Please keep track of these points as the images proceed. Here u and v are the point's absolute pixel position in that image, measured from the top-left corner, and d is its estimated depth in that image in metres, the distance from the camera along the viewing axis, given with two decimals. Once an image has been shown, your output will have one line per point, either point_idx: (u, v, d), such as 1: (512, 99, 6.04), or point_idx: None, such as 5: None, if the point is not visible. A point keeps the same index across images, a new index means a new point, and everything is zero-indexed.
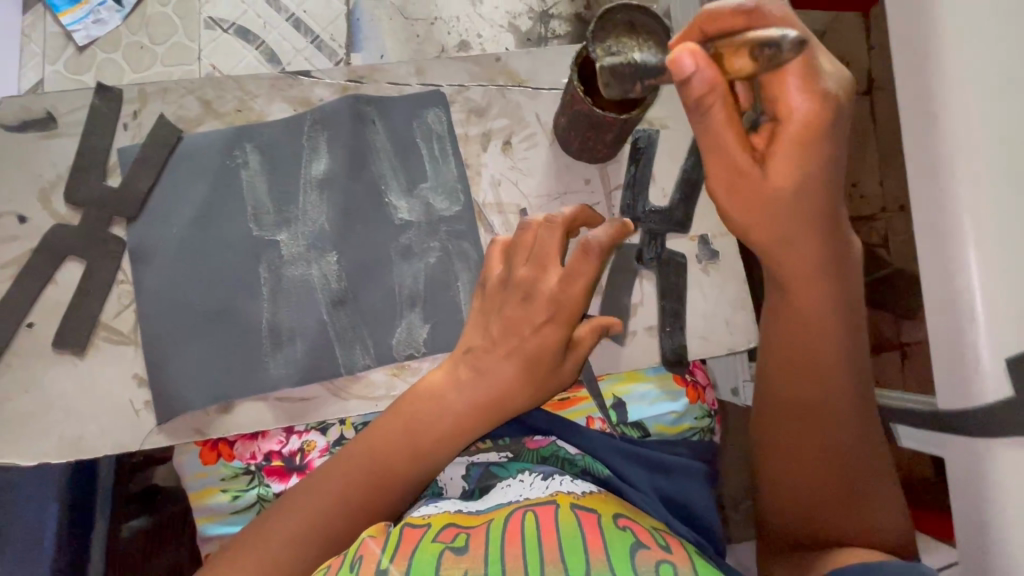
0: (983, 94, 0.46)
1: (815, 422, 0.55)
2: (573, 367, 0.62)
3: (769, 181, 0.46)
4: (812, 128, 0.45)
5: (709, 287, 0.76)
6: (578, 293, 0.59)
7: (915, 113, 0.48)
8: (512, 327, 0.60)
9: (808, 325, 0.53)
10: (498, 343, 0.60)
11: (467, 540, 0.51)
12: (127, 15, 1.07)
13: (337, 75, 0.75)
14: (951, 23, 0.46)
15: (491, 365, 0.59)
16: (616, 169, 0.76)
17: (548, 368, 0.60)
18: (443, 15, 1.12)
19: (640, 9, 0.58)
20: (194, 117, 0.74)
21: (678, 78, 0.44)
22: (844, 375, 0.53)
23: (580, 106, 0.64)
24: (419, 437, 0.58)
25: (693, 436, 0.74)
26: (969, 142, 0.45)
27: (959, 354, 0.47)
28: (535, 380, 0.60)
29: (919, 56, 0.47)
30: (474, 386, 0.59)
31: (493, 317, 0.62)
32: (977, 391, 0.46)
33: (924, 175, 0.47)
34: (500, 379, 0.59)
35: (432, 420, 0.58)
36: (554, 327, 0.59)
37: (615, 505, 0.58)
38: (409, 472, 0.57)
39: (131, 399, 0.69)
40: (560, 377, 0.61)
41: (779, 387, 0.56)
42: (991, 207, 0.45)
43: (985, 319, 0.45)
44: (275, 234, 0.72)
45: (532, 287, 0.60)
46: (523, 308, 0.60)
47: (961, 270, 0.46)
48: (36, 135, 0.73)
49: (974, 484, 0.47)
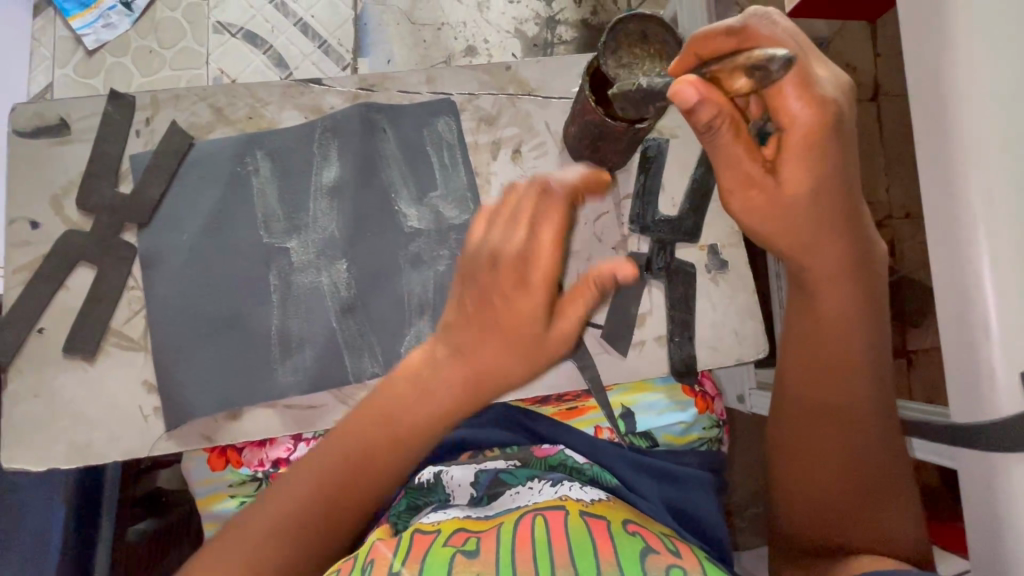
0: (1002, 93, 0.42)
1: (832, 426, 0.55)
2: (568, 334, 0.46)
3: (782, 189, 0.46)
4: (818, 133, 0.44)
5: (718, 297, 0.75)
6: (553, 248, 0.46)
7: (924, 105, 0.45)
8: (484, 298, 0.46)
9: (825, 327, 0.53)
10: (468, 318, 0.47)
11: (478, 543, 0.51)
12: (137, 20, 1.07)
13: (349, 84, 0.76)
14: (963, 9, 0.43)
15: (467, 339, 0.47)
16: (626, 178, 0.76)
17: (529, 343, 0.46)
18: (450, 20, 1.12)
19: (651, 18, 0.57)
20: (205, 124, 0.74)
21: (683, 109, 0.44)
22: (860, 377, 0.53)
23: (591, 116, 0.64)
24: (394, 417, 0.49)
25: (701, 446, 0.74)
26: (979, 135, 0.42)
27: (971, 370, 0.44)
28: (519, 356, 0.46)
29: (933, 41, 0.44)
30: (450, 365, 0.48)
31: (465, 282, 0.48)
32: (988, 409, 0.44)
33: (935, 170, 0.45)
34: (475, 357, 0.47)
35: (406, 406, 0.49)
36: (529, 297, 0.45)
37: (624, 511, 0.58)
38: (383, 461, 0.50)
39: (141, 405, 0.69)
40: (553, 351, 0.47)
41: (796, 391, 0.56)
42: (1006, 205, 0.42)
43: (999, 327, 0.43)
44: (285, 241, 0.72)
45: (499, 249, 0.46)
46: (487, 272, 0.46)
47: (976, 272, 0.43)
48: (48, 141, 0.73)
49: (987, 507, 0.45)
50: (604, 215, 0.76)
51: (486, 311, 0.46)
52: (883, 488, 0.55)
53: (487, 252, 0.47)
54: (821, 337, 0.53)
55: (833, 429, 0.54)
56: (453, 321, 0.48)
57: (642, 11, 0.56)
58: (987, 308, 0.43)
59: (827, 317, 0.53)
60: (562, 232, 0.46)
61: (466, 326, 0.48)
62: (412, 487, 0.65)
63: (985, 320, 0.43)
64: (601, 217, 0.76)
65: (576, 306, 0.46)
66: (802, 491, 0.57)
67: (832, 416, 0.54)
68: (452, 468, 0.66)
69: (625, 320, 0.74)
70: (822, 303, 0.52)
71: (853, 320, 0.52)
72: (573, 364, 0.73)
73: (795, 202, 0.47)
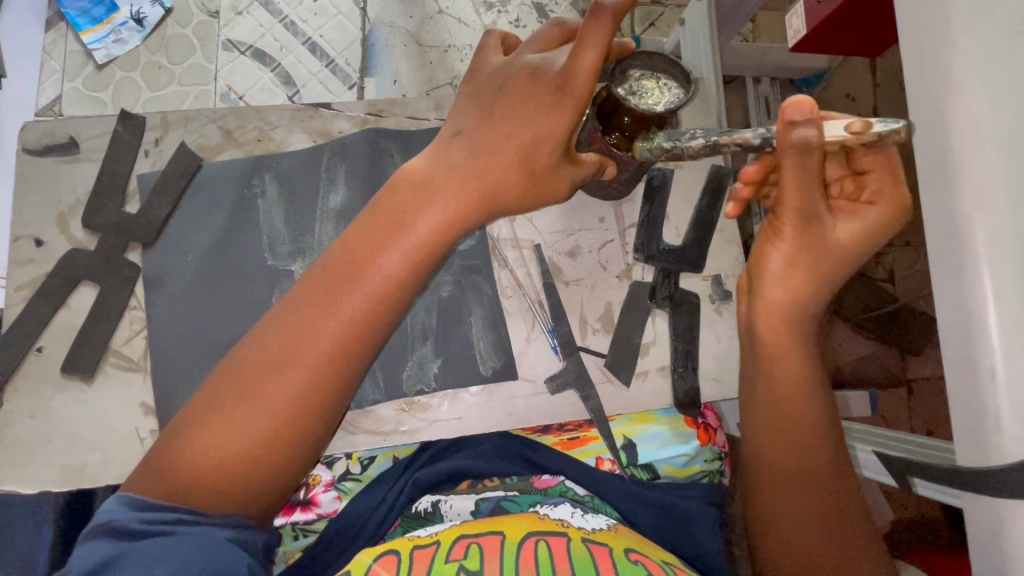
0: (999, 115, 0.41)
1: (803, 483, 0.55)
2: (570, 176, 0.57)
3: (834, 239, 0.51)
4: (881, 214, 0.50)
5: (722, 327, 0.75)
6: (590, 75, 0.50)
7: (926, 132, 0.44)
8: (517, 105, 0.54)
9: (774, 393, 0.55)
10: (498, 123, 0.54)
11: (480, 562, 0.50)
12: (148, 35, 1.09)
13: (357, 109, 0.77)
14: (964, 39, 0.42)
15: (488, 148, 0.54)
16: (631, 207, 0.77)
17: (546, 170, 0.55)
18: (456, 42, 1.14)
19: (655, 55, 0.57)
20: (214, 146, 0.75)
21: (784, 121, 0.46)
22: (813, 417, 0.55)
23: (596, 145, 0.62)
24: (373, 240, 0.52)
25: (703, 479, 0.73)
26: (979, 162, 0.41)
27: (977, 412, 0.42)
28: (533, 176, 0.55)
29: (937, 70, 0.43)
30: (466, 175, 0.54)
31: (491, 97, 0.55)
32: (997, 454, 0.42)
33: (936, 197, 0.43)
34: (493, 164, 0.54)
35: (415, 206, 0.53)
36: (560, 114, 0.52)
37: (626, 539, 0.57)
38: (348, 317, 0.50)
39: (137, 428, 0.68)
40: (559, 185, 0.57)
41: (757, 435, 0.57)
42: (1012, 234, 0.41)
43: (1005, 366, 0.41)
44: (289, 264, 0.72)
45: (540, 64, 0.53)
46: (532, 84, 0.53)
47: (979, 307, 0.42)
48: (57, 159, 0.73)
49: (996, 561, 0.43)
50: (608, 244, 0.76)
51: (517, 123, 0.54)
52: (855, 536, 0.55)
53: (524, 65, 0.54)
54: (779, 403, 0.55)
55: (797, 487, 0.55)
56: (475, 126, 0.56)
57: (646, 50, 0.57)
58: (994, 344, 0.41)
59: (780, 382, 0.55)
60: (598, 63, 0.49)
61: (494, 130, 0.54)
62: (410, 514, 0.66)
63: (991, 362, 0.41)
64: (605, 245, 0.76)
65: (582, 163, 0.58)
66: (787, 550, 0.56)
67: (801, 475, 0.55)
68: (451, 498, 0.66)
69: (627, 350, 0.74)
70: (777, 376, 0.55)
71: (810, 386, 0.55)
72: (575, 394, 0.72)
73: (795, 254, 0.52)
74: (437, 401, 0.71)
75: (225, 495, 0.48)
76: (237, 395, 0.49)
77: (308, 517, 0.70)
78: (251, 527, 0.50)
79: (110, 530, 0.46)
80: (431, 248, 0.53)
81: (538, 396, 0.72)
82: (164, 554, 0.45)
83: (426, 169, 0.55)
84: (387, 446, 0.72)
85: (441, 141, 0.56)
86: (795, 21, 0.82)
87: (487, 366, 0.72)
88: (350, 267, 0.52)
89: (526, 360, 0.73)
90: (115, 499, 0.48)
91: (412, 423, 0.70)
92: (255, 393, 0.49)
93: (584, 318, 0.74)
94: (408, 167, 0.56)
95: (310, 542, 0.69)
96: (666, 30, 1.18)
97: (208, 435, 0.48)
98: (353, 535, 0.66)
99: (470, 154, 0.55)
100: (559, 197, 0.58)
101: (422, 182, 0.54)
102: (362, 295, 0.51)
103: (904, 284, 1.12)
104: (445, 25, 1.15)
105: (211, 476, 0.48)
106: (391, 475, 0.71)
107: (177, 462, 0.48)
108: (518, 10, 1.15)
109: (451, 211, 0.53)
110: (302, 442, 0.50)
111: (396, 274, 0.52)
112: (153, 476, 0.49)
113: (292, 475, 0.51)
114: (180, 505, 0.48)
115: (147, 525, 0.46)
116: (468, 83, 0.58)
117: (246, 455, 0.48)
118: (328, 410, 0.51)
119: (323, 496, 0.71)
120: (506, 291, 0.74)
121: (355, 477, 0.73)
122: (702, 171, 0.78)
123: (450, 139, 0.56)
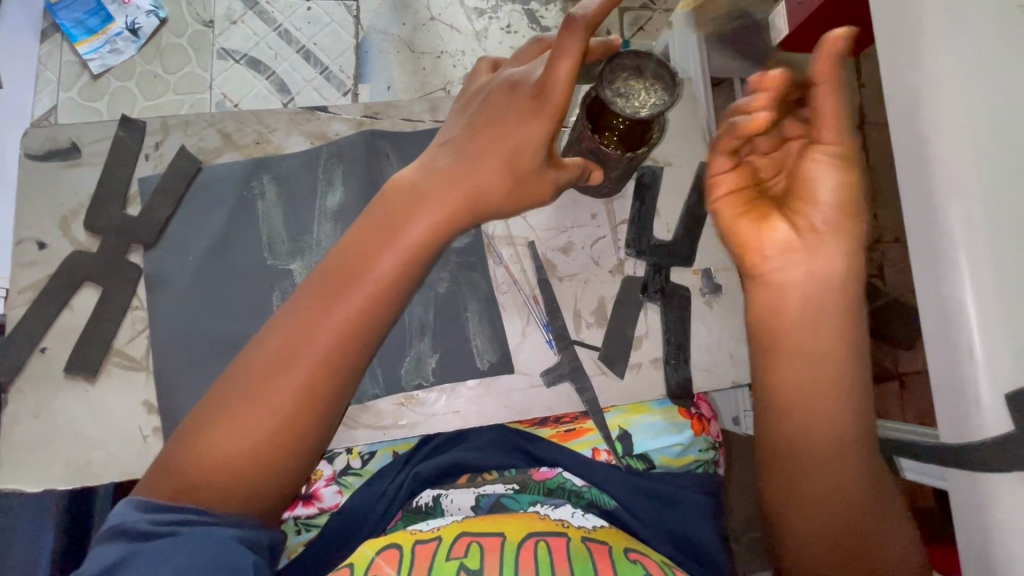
0: (971, 105, 0.43)
1: (830, 467, 0.51)
2: (555, 179, 0.59)
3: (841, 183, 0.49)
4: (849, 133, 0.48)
5: (712, 320, 0.77)
6: (567, 84, 0.52)
7: (902, 121, 0.46)
8: (498, 114, 0.56)
9: (803, 366, 0.51)
10: (480, 132, 0.56)
11: (480, 561, 0.52)
12: (143, 45, 1.10)
13: (354, 112, 0.78)
14: (936, 31, 0.44)
15: (474, 155, 0.56)
16: (622, 204, 0.79)
17: (529, 171, 0.56)
18: (448, 49, 1.16)
19: (645, 54, 0.59)
20: (214, 149, 0.76)
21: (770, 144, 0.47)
22: (840, 416, 0.50)
23: (588, 143, 0.64)
24: (369, 243, 0.54)
25: (699, 468, 0.72)
26: (952, 149, 0.43)
27: (958, 393, 0.44)
28: (517, 179, 0.56)
29: (913, 62, 0.45)
30: (452, 182, 0.56)
31: (475, 109, 0.58)
32: (975, 432, 0.43)
33: (913, 184, 0.45)
34: (480, 171, 0.56)
35: (405, 213, 0.55)
36: (540, 119, 0.54)
37: (626, 538, 0.58)
38: (345, 312, 0.52)
39: (141, 425, 0.69)
40: (544, 186, 0.58)
41: (781, 438, 0.52)
42: (985, 217, 0.43)
43: (982, 347, 0.42)
44: (288, 263, 0.73)
45: (518, 76, 0.56)
46: (511, 95, 0.56)
47: (954, 293, 0.43)
48: (58, 164, 0.75)
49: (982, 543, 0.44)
50: (600, 240, 0.78)
51: (499, 130, 0.56)
52: (884, 526, 0.51)
53: (505, 79, 0.57)
54: (807, 404, 0.51)
55: (828, 468, 0.51)
56: (459, 135, 0.58)
57: (635, 48, 0.58)
58: (971, 326, 0.43)
59: (817, 357, 0.50)
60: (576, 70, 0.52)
61: (478, 138, 0.56)
62: (410, 508, 0.64)
63: (969, 343, 0.43)
64: (597, 241, 0.78)
65: (566, 167, 0.59)
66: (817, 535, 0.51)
67: (834, 459, 0.50)
68: (451, 491, 0.65)
69: (623, 344, 0.76)
70: (805, 359, 0.51)
71: (840, 364, 0.50)
72: (570, 387, 0.75)
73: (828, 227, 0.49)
74: (435, 396, 0.74)
75: (228, 495, 0.50)
76: (247, 397, 0.50)
77: (310, 512, 0.70)
78: (256, 525, 0.51)
79: (121, 533, 0.47)
80: (424, 247, 0.54)
81: (534, 388, 0.74)
82: (172, 554, 0.46)
83: (415, 177, 0.57)
84: (388, 440, 0.74)
85: (428, 151, 0.58)
86: (778, 22, 0.85)
87: (484, 361, 0.75)
88: (349, 270, 0.53)
89: (522, 354, 0.75)
90: (126, 503, 0.49)
91: (411, 417, 0.74)
92: (267, 390, 0.50)
93: (578, 312, 0.76)
94: (398, 177, 0.57)
95: (312, 537, 0.68)
96: (655, 34, 1.20)
97: (208, 439, 0.49)
98: (353, 529, 0.65)
99: (455, 159, 0.57)
100: (544, 199, 0.60)
101: (412, 189, 0.56)
102: (361, 297, 0.52)
103: (893, 280, 1.07)
104: (438, 31, 1.17)
105: (218, 478, 0.49)
106: (390, 470, 0.70)
107: (181, 465, 0.50)
108: (509, 16, 1.18)
109: (440, 215, 0.54)
110: (304, 436, 0.51)
111: (390, 277, 0.53)
112: (161, 479, 0.50)
113: (293, 475, 0.52)
114: (188, 506, 0.49)
115: (157, 526, 0.47)
116: (459, 99, 0.62)
117: (249, 456, 0.49)
118: (327, 405, 0.52)
119: (324, 491, 0.71)
120: (501, 286, 0.76)
121: (355, 472, 0.72)
122: (691, 168, 0.81)
123: (436, 149, 0.58)
